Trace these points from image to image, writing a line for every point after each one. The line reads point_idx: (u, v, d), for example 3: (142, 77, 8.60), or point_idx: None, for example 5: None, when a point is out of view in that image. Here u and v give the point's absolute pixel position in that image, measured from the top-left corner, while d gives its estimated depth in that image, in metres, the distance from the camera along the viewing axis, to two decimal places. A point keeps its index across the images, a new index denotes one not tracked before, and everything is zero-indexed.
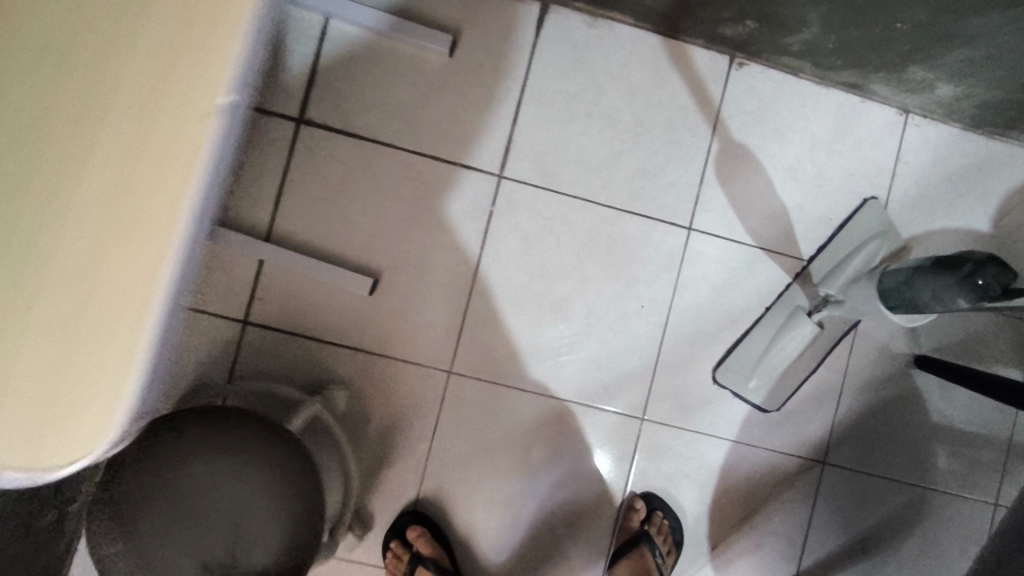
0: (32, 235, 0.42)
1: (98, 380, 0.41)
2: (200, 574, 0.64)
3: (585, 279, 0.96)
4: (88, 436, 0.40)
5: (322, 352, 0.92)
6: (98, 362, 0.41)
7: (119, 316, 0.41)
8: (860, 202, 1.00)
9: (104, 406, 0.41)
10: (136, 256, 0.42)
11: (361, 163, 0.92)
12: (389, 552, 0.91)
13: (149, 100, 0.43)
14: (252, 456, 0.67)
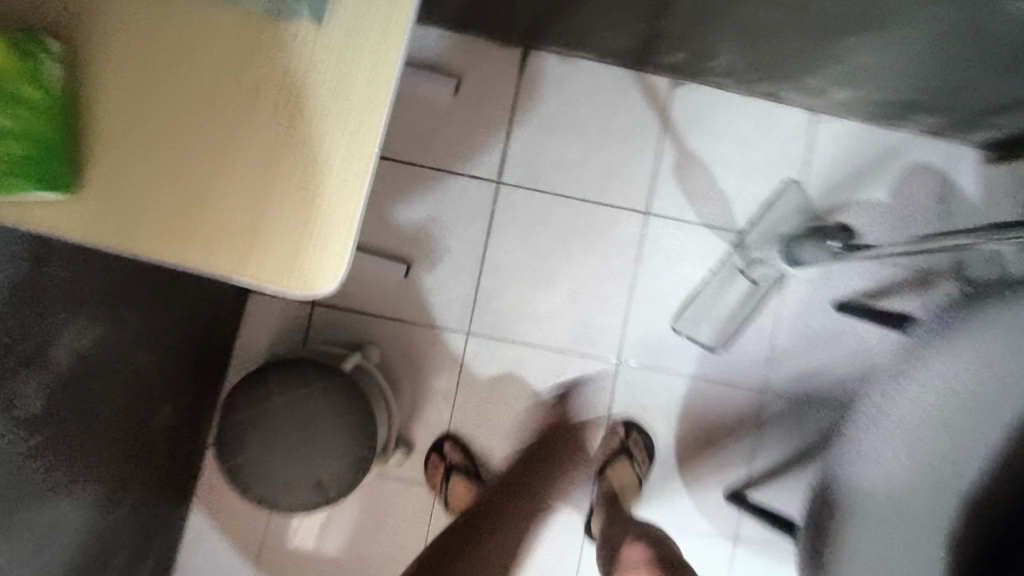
0: (270, 146, 0.57)
1: (323, 240, 0.57)
2: (291, 467, 0.97)
3: (569, 256, 1.24)
4: (318, 282, 0.57)
5: (371, 323, 1.21)
6: (326, 231, 0.57)
7: (337, 201, 0.57)
8: (782, 183, 1.27)
9: (334, 260, 0.57)
10: (346, 160, 0.57)
11: (393, 179, 1.22)
12: (430, 462, 1.20)
13: (353, 45, 0.58)
14: (314, 389, 0.99)
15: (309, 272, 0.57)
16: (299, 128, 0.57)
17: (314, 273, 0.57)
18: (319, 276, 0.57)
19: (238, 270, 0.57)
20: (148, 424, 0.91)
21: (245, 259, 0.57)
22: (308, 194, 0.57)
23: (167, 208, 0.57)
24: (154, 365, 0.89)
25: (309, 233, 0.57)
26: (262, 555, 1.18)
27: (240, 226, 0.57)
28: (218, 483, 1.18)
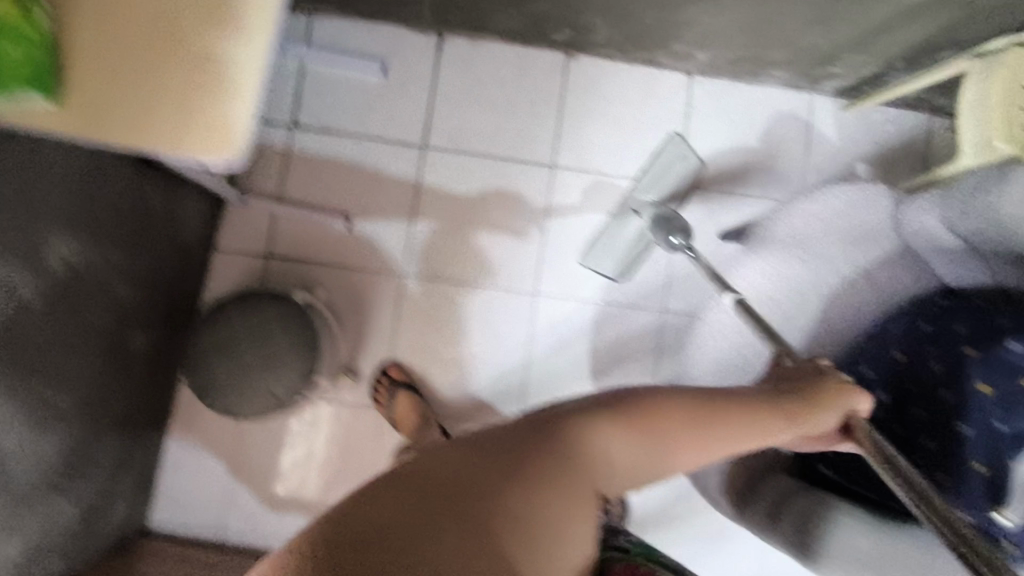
0: (183, 44, 0.75)
1: (219, 118, 0.75)
2: (245, 375, 1.16)
3: (487, 205, 1.46)
4: (225, 140, 0.75)
5: (319, 271, 1.42)
6: (230, 102, 0.75)
7: (238, 81, 0.76)
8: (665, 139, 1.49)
9: (236, 126, 0.75)
10: (243, 48, 0.76)
11: (333, 149, 1.44)
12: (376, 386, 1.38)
13: None
14: (263, 311, 1.19)
15: (212, 144, 0.75)
16: (191, 37, 0.75)
17: (221, 144, 0.75)
18: (223, 146, 0.75)
19: (155, 145, 0.73)
20: (126, 348, 1.10)
21: (168, 133, 0.74)
22: (202, 86, 0.75)
23: (110, 103, 0.73)
24: (130, 297, 1.08)
25: (207, 115, 0.75)
26: (233, 473, 1.38)
27: (166, 106, 0.74)
28: (194, 411, 1.38)
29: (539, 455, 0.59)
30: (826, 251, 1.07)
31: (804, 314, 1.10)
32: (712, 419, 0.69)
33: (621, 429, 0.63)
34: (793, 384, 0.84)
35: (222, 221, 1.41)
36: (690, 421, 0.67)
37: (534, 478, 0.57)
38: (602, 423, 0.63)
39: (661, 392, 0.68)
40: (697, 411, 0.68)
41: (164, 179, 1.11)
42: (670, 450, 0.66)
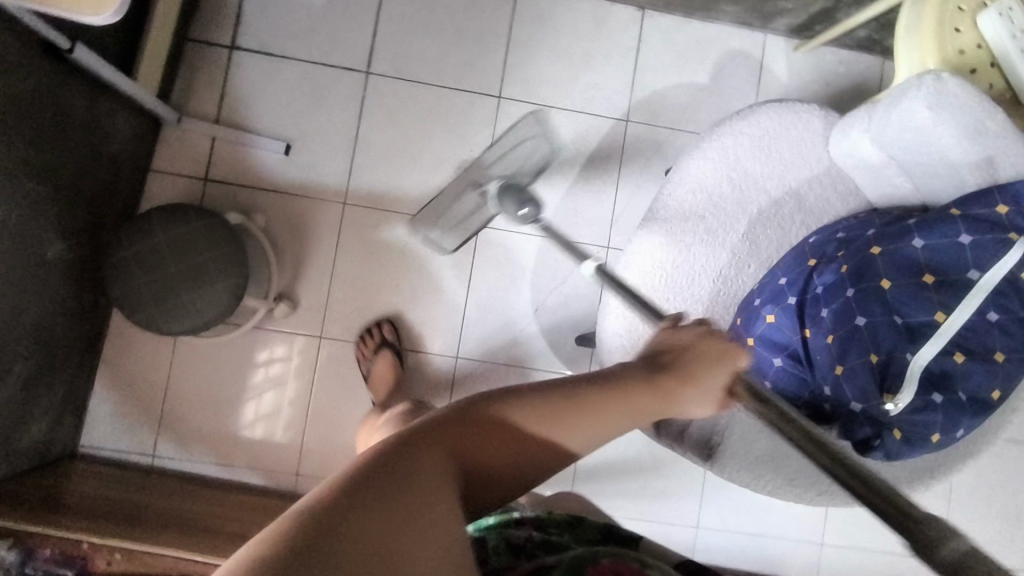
0: None
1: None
2: (171, 290, 1.14)
3: (432, 135, 1.43)
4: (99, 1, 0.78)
5: (257, 197, 1.38)
6: None
7: None
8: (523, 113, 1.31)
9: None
10: None
11: (274, 71, 1.40)
12: (363, 338, 1.38)
13: None
14: (191, 225, 1.17)
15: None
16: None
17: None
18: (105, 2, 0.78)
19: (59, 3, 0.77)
20: (42, 254, 1.08)
21: None
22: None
23: None
24: (45, 200, 1.06)
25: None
26: (165, 399, 1.36)
27: None
28: (125, 335, 1.35)
29: (394, 492, 0.50)
30: (757, 170, 1.05)
31: (730, 232, 1.05)
32: (574, 419, 0.62)
33: (477, 429, 0.59)
34: (679, 360, 0.72)
35: (157, 142, 1.37)
36: (549, 412, 0.61)
37: (388, 498, 0.50)
38: (450, 425, 0.58)
39: (522, 394, 0.61)
40: (550, 405, 0.61)
41: (83, 80, 1.09)
42: (530, 445, 0.60)
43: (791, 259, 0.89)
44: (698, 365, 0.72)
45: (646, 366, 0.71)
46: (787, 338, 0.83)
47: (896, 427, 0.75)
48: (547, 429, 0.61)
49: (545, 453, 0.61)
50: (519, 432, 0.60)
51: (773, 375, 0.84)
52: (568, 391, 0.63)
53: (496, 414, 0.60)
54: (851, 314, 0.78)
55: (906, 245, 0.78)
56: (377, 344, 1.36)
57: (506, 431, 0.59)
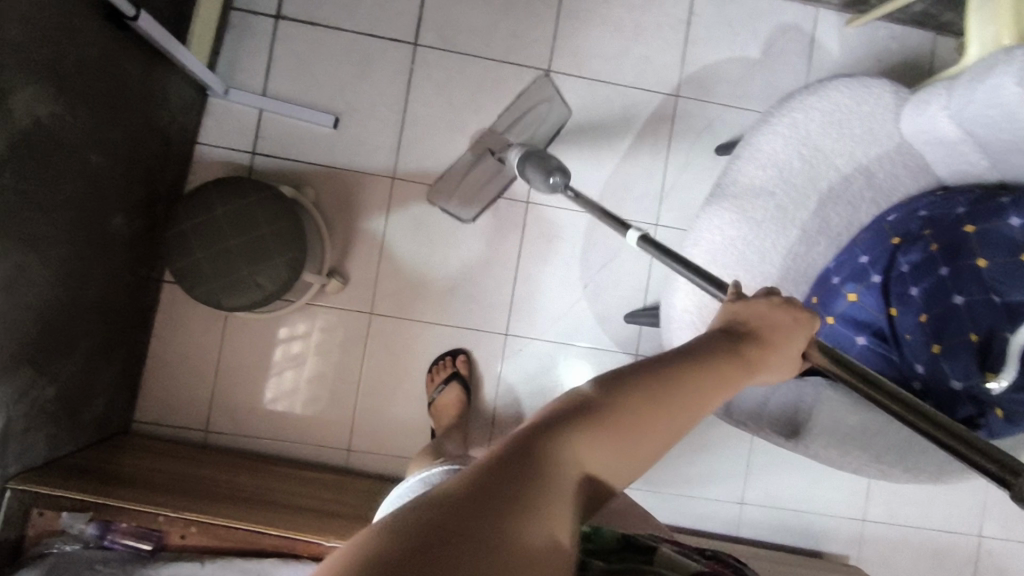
0: None
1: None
2: (232, 267, 1.13)
3: (481, 109, 1.40)
4: None
5: (306, 172, 1.37)
6: None
7: None
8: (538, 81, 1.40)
9: None
10: None
11: (320, 43, 1.37)
12: (438, 363, 1.39)
13: None
14: (249, 200, 1.16)
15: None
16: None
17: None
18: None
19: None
20: (103, 225, 1.07)
21: None
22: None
23: None
24: (108, 171, 1.05)
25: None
26: (217, 375, 1.36)
27: None
28: (176, 310, 1.34)
29: (520, 498, 0.44)
30: (829, 145, 1.03)
31: (801, 207, 1.04)
32: (676, 403, 0.54)
33: (591, 425, 0.50)
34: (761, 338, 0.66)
35: (203, 114, 1.34)
36: (654, 401, 0.53)
37: (519, 505, 0.43)
38: (560, 420, 0.50)
39: (624, 383, 0.53)
40: (655, 392, 0.54)
41: (142, 49, 1.08)
42: (641, 443, 0.52)
43: (871, 238, 0.90)
44: (774, 330, 0.67)
45: (726, 335, 0.65)
46: (871, 316, 0.85)
47: (998, 407, 0.75)
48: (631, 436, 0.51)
49: (655, 446, 0.53)
50: (632, 427, 0.51)
51: (857, 351, 0.86)
52: (667, 374, 0.56)
53: (603, 409, 0.51)
54: (946, 293, 0.78)
55: (1001, 223, 0.75)
56: (450, 373, 1.37)
57: (619, 425, 0.51)
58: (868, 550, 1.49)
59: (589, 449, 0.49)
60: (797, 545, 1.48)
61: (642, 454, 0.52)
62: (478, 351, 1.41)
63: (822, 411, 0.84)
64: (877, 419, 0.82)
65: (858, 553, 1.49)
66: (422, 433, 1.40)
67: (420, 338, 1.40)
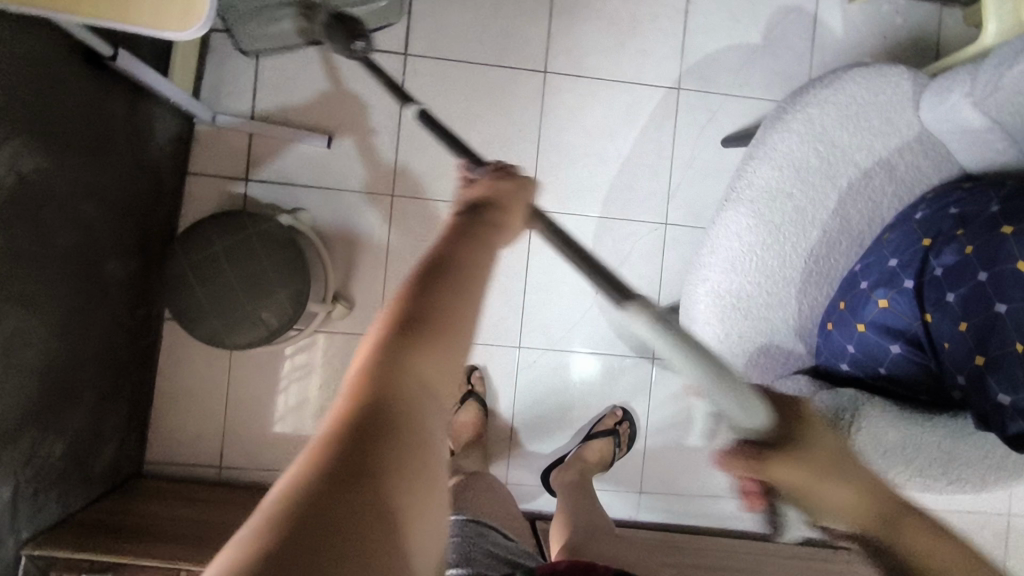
0: None
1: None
2: (235, 304, 1.09)
3: (477, 117, 1.36)
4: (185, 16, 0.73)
5: (303, 195, 1.32)
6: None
7: None
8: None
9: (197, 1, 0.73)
10: None
11: (308, 60, 1.32)
12: None
13: None
14: (247, 233, 1.13)
15: (184, 14, 0.73)
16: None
17: (188, 16, 0.73)
18: (191, 19, 0.73)
19: (141, 22, 0.72)
20: (99, 273, 1.04)
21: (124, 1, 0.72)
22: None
23: None
24: (96, 217, 1.01)
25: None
26: (226, 410, 1.32)
27: None
28: (180, 346, 1.31)
29: (369, 468, 0.38)
30: (847, 140, 0.99)
31: (821, 207, 1.00)
32: (475, 288, 0.50)
33: (409, 349, 0.44)
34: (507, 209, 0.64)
35: (192, 143, 1.30)
36: (465, 289, 0.49)
37: (376, 476, 0.38)
38: (382, 358, 0.43)
39: (430, 286, 0.48)
40: (452, 282, 0.49)
41: (123, 86, 1.03)
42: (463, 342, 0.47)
43: (900, 238, 0.86)
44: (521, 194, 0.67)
45: (479, 219, 0.59)
46: (905, 323, 0.83)
47: None
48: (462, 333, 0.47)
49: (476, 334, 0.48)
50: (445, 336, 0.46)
51: (893, 360, 0.84)
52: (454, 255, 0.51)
53: (404, 327, 0.45)
54: (987, 298, 0.75)
55: None
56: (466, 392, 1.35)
57: (428, 333, 0.45)
58: None
59: (422, 372, 0.44)
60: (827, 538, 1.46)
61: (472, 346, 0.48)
62: (491, 366, 1.38)
63: (864, 431, 0.80)
64: (917, 436, 0.79)
65: None
66: None
67: None
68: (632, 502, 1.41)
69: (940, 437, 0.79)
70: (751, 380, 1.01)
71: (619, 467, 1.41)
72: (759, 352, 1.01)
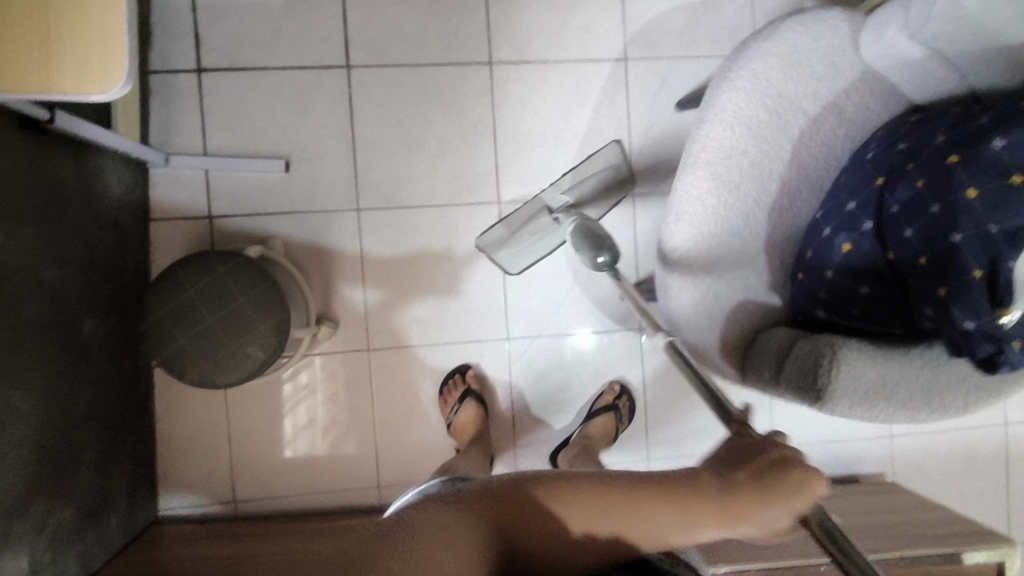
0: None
1: (116, 45, 0.73)
2: (219, 345, 1.10)
3: (430, 118, 1.35)
4: (104, 78, 0.73)
5: (269, 223, 1.32)
6: (110, 37, 0.73)
7: (108, 20, 0.73)
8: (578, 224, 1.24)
9: (116, 64, 0.73)
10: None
11: (250, 87, 1.30)
12: (449, 382, 1.37)
13: None
14: (219, 272, 1.13)
15: (106, 73, 0.73)
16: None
17: (111, 74, 0.73)
18: (114, 77, 0.73)
19: (63, 89, 0.73)
20: (77, 334, 1.04)
21: (41, 73, 0.72)
22: (102, 26, 0.73)
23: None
24: (63, 281, 1.01)
25: (104, 43, 0.73)
26: (230, 447, 1.34)
27: (38, 47, 0.72)
28: (173, 390, 1.31)
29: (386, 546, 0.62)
30: (794, 91, 0.99)
31: (777, 161, 1.01)
32: (599, 518, 0.68)
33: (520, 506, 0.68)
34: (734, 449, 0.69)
35: (149, 188, 1.29)
36: (604, 496, 0.68)
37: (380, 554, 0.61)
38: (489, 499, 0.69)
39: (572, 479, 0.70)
40: (621, 505, 0.67)
41: (68, 145, 1.03)
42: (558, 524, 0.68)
43: (856, 180, 0.89)
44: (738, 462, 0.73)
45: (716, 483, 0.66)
46: (869, 263, 0.85)
47: (1016, 339, 0.72)
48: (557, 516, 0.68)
49: (585, 527, 0.68)
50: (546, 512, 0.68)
51: (864, 300, 0.86)
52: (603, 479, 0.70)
53: (541, 492, 0.68)
54: (942, 231, 0.75)
55: (985, 149, 0.74)
56: (462, 392, 1.36)
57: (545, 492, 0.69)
58: (902, 464, 1.50)
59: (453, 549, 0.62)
60: (833, 475, 1.49)
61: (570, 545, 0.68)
62: (483, 362, 1.40)
63: (844, 368, 0.81)
64: (896, 371, 0.81)
65: (893, 470, 1.50)
66: (447, 453, 1.40)
67: (423, 362, 1.38)
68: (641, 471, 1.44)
69: (920, 368, 0.81)
70: (731, 337, 1.03)
71: (624, 438, 1.43)
72: (734, 310, 1.03)
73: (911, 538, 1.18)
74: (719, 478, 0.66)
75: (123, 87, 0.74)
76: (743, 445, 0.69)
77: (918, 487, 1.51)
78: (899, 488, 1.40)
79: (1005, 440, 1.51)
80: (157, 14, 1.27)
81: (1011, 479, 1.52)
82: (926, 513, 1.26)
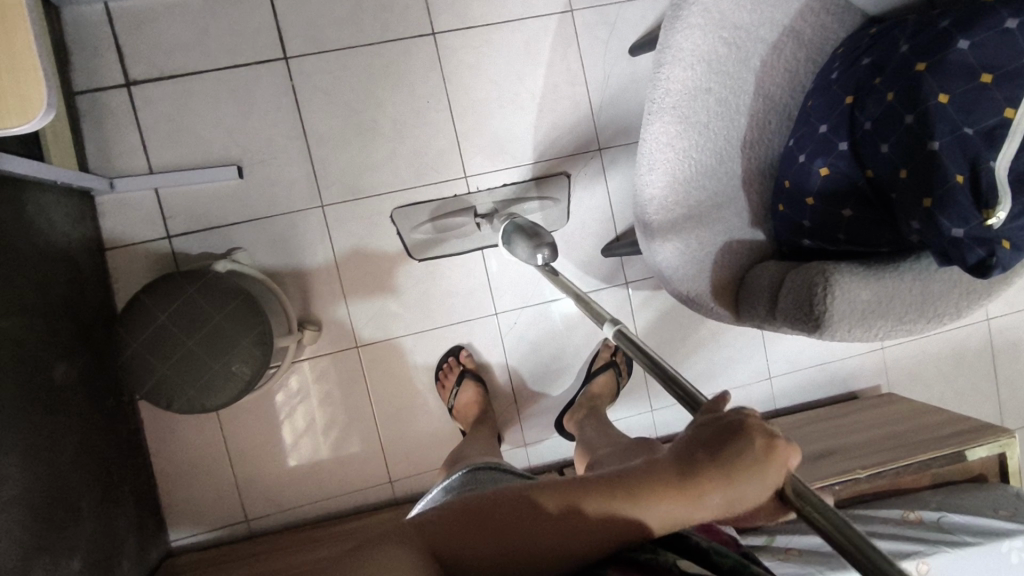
0: None
1: (24, 76, 0.72)
2: (203, 370, 1.06)
3: (381, 100, 1.29)
4: (25, 109, 0.72)
5: (231, 233, 1.27)
6: (20, 63, 0.72)
7: (17, 46, 0.72)
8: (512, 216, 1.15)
9: (35, 89, 0.72)
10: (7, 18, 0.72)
11: (187, 94, 1.23)
12: (444, 368, 1.35)
13: None
14: (189, 295, 1.08)
15: (16, 106, 0.72)
16: None
17: (24, 107, 0.72)
18: (31, 104, 0.72)
19: None
20: (49, 381, 1.00)
21: None
22: (6, 61, 0.72)
23: None
24: (24, 328, 0.96)
25: (12, 77, 0.72)
26: (233, 467, 1.31)
27: None
28: (162, 419, 1.27)
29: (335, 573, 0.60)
30: (749, 19, 0.95)
31: (741, 93, 0.99)
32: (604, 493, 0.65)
33: (516, 515, 0.66)
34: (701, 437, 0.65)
35: (98, 216, 1.23)
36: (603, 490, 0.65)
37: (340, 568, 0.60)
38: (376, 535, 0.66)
39: (568, 489, 0.67)
40: (603, 492, 0.65)
41: (4, 184, 0.96)
42: (536, 532, 0.64)
43: (825, 102, 0.87)
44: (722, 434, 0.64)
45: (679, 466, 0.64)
46: (848, 184, 0.85)
47: (1004, 238, 0.71)
48: (542, 516, 0.65)
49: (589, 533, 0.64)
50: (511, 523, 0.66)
51: (847, 223, 0.86)
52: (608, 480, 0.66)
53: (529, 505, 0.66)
54: (919, 141, 0.74)
55: (951, 51, 0.73)
56: (459, 373, 1.34)
57: (516, 527, 0.65)
58: (895, 374, 1.54)
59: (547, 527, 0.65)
60: (830, 394, 1.52)
61: (546, 525, 0.65)
62: (475, 341, 1.38)
63: (839, 293, 0.80)
64: (889, 289, 0.81)
65: (887, 380, 1.54)
66: (452, 437, 1.39)
67: (414, 351, 1.36)
68: (646, 422, 1.45)
69: (909, 284, 0.81)
70: (720, 279, 1.02)
71: (625, 394, 1.43)
72: (723, 251, 1.03)
73: (917, 443, 1.21)
74: (676, 463, 0.65)
75: (45, 111, 0.73)
76: (714, 423, 0.65)
77: (913, 393, 1.55)
78: (895, 398, 1.43)
79: (990, 335, 1.55)
80: (70, 28, 1.19)
81: (999, 371, 1.56)
82: (926, 418, 1.29)
